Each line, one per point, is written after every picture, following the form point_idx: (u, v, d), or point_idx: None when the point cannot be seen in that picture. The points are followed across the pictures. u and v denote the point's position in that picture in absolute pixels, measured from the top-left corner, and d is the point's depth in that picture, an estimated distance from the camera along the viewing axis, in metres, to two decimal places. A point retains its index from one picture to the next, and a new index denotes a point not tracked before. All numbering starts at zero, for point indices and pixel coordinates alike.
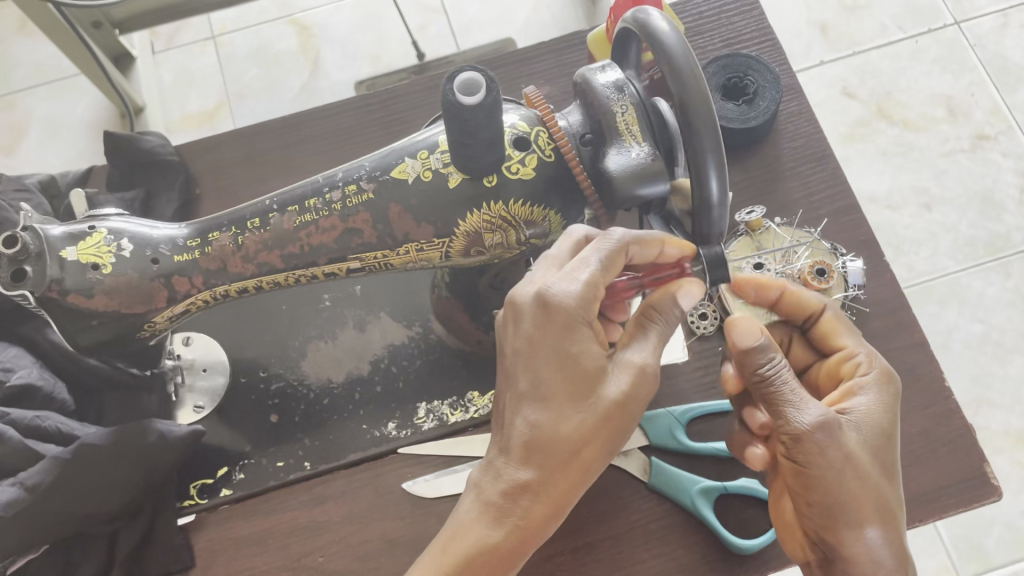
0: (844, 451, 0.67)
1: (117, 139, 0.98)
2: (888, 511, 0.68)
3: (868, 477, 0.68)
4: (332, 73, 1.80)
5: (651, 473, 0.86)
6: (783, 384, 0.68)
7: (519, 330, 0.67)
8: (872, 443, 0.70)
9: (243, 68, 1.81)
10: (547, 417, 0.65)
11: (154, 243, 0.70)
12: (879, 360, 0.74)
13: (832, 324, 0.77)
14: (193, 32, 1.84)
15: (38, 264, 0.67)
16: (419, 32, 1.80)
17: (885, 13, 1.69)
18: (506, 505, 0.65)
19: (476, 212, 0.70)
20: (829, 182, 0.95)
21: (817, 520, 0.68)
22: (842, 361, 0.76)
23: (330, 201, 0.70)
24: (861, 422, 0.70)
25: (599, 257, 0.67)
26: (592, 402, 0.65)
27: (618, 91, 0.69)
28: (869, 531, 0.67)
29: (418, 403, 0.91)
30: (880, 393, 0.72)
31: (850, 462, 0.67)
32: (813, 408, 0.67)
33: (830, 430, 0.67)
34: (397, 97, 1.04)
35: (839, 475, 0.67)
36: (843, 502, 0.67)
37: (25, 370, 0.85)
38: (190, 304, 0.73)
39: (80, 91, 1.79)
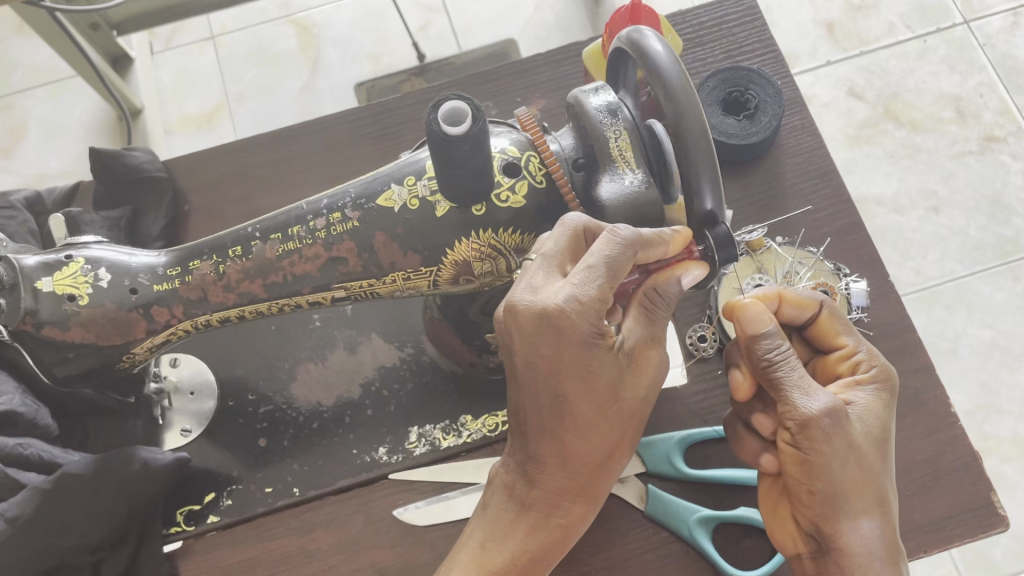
0: (848, 439, 0.66)
1: (102, 155, 0.95)
2: (882, 503, 0.67)
3: (869, 466, 0.67)
4: (331, 73, 1.77)
5: (648, 500, 0.83)
6: (789, 371, 0.68)
7: (529, 343, 0.63)
8: (874, 436, 0.69)
9: (241, 69, 1.79)
10: (574, 427, 0.65)
11: (132, 273, 0.68)
12: (878, 358, 0.73)
13: (831, 317, 0.74)
14: (191, 33, 1.81)
15: (12, 296, 0.66)
16: (420, 31, 1.78)
17: (893, 12, 1.66)
18: (544, 509, 0.67)
19: (465, 241, 0.67)
20: (832, 199, 0.92)
21: (812, 507, 0.67)
22: (842, 359, 0.74)
23: (313, 228, 0.68)
24: (864, 415, 0.70)
25: (608, 263, 0.62)
26: (618, 409, 0.65)
27: (611, 115, 0.66)
28: (863, 522, 0.66)
29: (410, 427, 0.89)
30: (878, 389, 0.71)
31: (853, 451, 0.66)
32: (820, 396, 0.67)
33: (837, 417, 0.66)
34: (389, 110, 1.02)
35: (841, 465, 0.66)
36: (843, 490, 0.66)
37: (7, 396, 0.82)
38: (170, 334, 0.71)
39: (79, 92, 1.77)
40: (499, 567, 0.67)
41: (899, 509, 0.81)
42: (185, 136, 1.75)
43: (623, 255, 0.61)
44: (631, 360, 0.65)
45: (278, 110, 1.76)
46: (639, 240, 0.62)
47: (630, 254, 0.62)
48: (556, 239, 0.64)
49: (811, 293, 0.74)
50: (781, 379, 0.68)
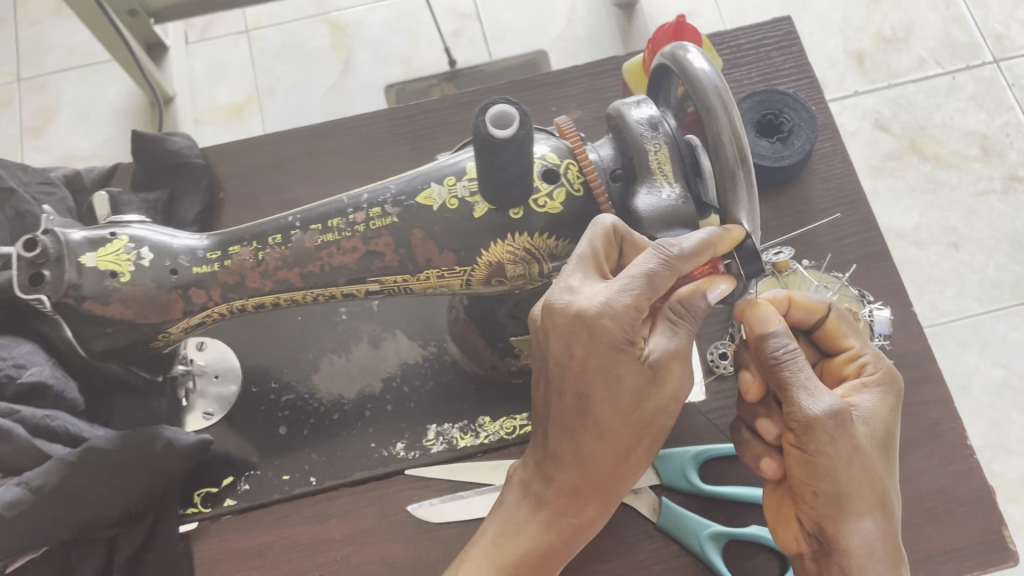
0: (852, 441, 0.67)
1: (145, 138, 0.97)
2: (885, 506, 0.68)
3: (872, 467, 0.67)
4: (363, 73, 1.80)
5: (660, 513, 0.84)
6: (796, 370, 0.69)
7: (563, 344, 0.64)
8: (877, 440, 0.70)
9: (277, 66, 1.81)
10: (593, 428, 0.65)
11: (174, 254, 0.68)
12: (884, 360, 0.74)
13: (839, 319, 0.75)
14: (226, 26, 1.84)
15: (57, 269, 0.65)
16: (453, 38, 1.80)
17: (923, 47, 1.68)
18: (556, 508, 0.68)
19: (500, 243, 0.68)
20: (860, 226, 0.93)
21: (814, 504, 0.68)
22: (848, 361, 0.75)
23: (352, 221, 0.68)
24: (867, 419, 0.70)
25: (650, 274, 0.62)
26: (638, 417, 0.65)
27: (651, 129, 0.67)
28: (867, 523, 0.67)
29: (428, 425, 0.90)
30: (883, 390, 0.72)
31: (857, 452, 0.67)
32: (824, 398, 0.68)
33: (841, 418, 0.66)
34: (426, 112, 1.04)
35: (845, 464, 0.66)
36: (846, 492, 0.66)
37: (37, 367, 0.83)
38: (206, 316, 0.71)
39: (112, 77, 1.80)
40: (508, 562, 0.68)
41: (909, 537, 0.82)
42: (214, 126, 1.77)
43: (666, 272, 0.62)
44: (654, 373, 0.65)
45: (309, 107, 1.78)
46: (684, 257, 0.62)
47: (673, 270, 0.63)
48: (596, 239, 0.65)
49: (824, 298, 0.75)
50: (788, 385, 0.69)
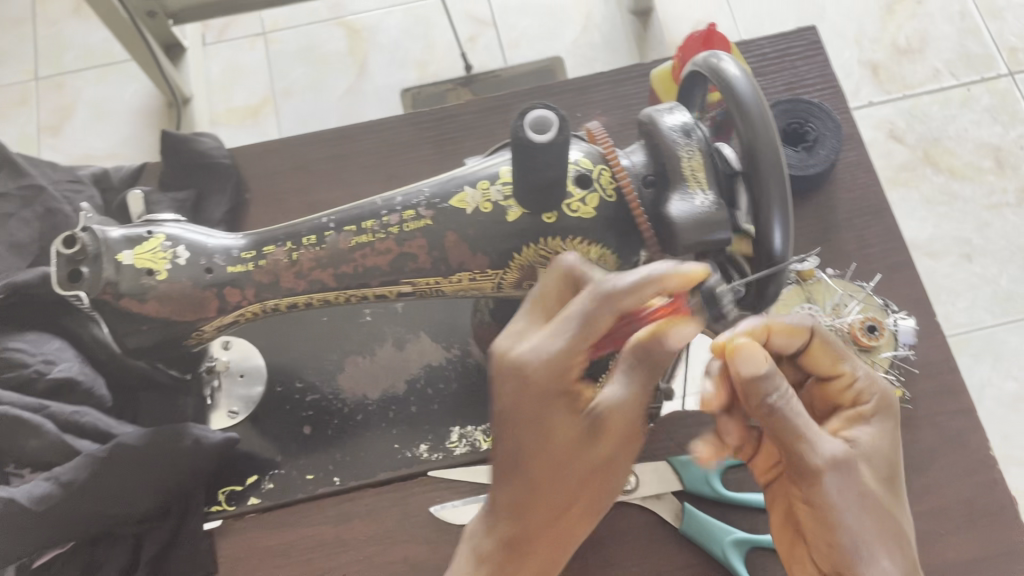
0: (857, 484, 0.66)
1: (173, 139, 0.99)
2: (900, 546, 0.66)
3: (881, 507, 0.67)
4: (378, 77, 1.80)
5: (683, 518, 0.84)
6: (795, 417, 0.65)
7: (501, 392, 0.64)
8: (880, 474, 0.69)
9: (291, 66, 1.83)
10: (531, 477, 0.64)
11: (209, 253, 0.69)
12: (879, 385, 0.72)
13: (823, 344, 0.70)
14: (243, 28, 1.85)
15: (95, 266, 0.66)
16: (469, 43, 1.81)
17: (938, 59, 1.68)
18: (498, 563, 0.64)
19: (532, 246, 0.68)
20: (884, 236, 0.94)
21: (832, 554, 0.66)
22: (841, 387, 0.73)
23: (386, 223, 0.69)
24: (868, 454, 0.69)
25: (586, 316, 0.61)
26: (579, 464, 0.64)
27: (685, 135, 0.67)
28: (886, 564, 0.65)
29: (451, 427, 0.91)
30: (881, 421, 0.71)
31: (863, 494, 0.66)
32: (827, 446, 0.66)
33: (841, 463, 0.66)
34: (451, 117, 1.05)
35: (857, 510, 0.66)
36: (860, 536, 0.65)
37: (67, 364, 0.84)
38: (239, 316, 0.71)
39: (129, 77, 1.82)
40: None
41: (932, 547, 0.82)
42: (230, 127, 1.78)
43: (601, 309, 0.61)
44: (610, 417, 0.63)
45: (325, 109, 1.79)
46: (620, 295, 0.61)
47: (610, 311, 0.61)
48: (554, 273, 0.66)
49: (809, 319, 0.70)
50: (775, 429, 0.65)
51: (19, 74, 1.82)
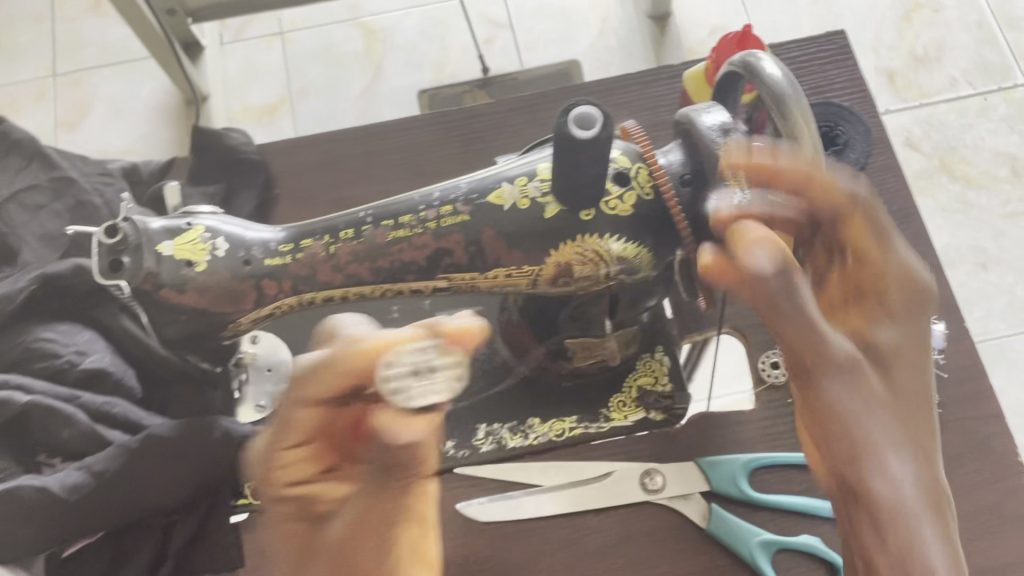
0: (864, 383, 0.59)
1: (205, 137, 1.02)
2: (912, 449, 0.59)
3: (889, 412, 0.59)
4: (394, 78, 1.81)
5: (710, 519, 0.85)
6: (793, 300, 0.58)
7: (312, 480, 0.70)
8: (895, 378, 0.61)
9: (307, 65, 1.84)
10: (310, 558, 0.66)
11: (247, 245, 0.69)
12: (911, 279, 0.65)
13: (857, 214, 0.64)
14: (261, 27, 1.85)
15: (135, 256, 0.66)
16: (485, 45, 1.82)
17: (955, 67, 1.69)
18: None
19: (569, 243, 0.69)
20: (912, 241, 0.94)
21: (843, 452, 0.59)
22: (871, 275, 0.64)
23: (424, 218, 0.69)
24: (889, 353, 0.61)
25: (297, 415, 0.72)
26: (314, 548, 0.67)
27: (725, 136, 0.67)
28: (896, 466, 0.58)
29: (477, 424, 0.89)
30: (908, 315, 0.63)
31: (873, 395, 0.59)
32: (836, 341, 0.60)
33: (848, 361, 0.59)
34: (479, 115, 1.05)
35: (881, 408, 0.59)
36: (861, 443, 0.58)
37: (98, 354, 0.85)
38: (276, 308, 0.72)
39: (146, 74, 1.83)
40: None
41: (961, 552, 0.81)
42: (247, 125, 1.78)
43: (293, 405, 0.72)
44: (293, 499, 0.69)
45: (342, 108, 1.80)
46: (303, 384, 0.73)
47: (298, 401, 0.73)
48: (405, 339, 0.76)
49: (847, 187, 0.64)
50: (354, 523, 0.66)
51: (36, 70, 1.83)
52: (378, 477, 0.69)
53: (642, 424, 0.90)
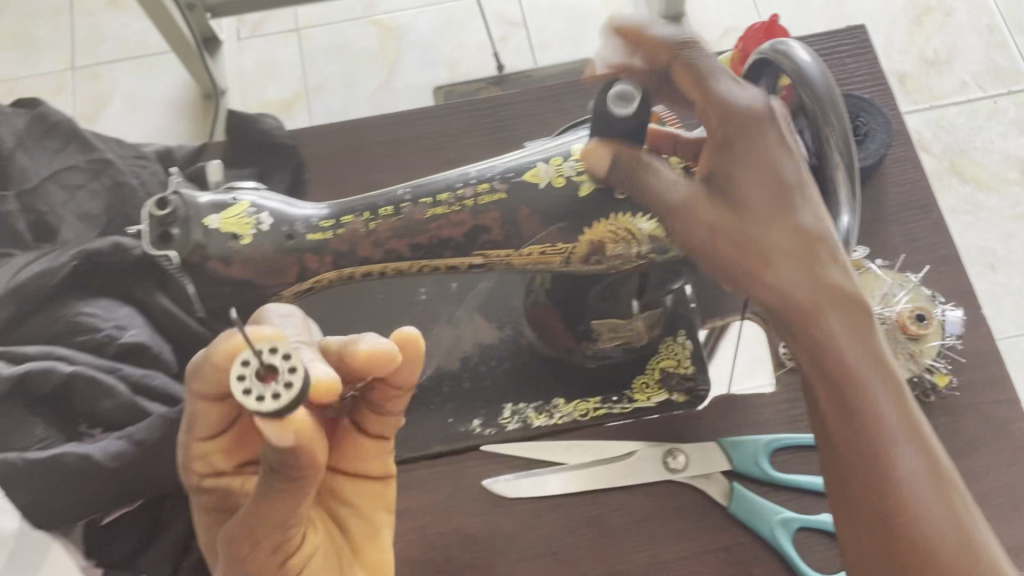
0: (737, 221, 0.58)
1: (241, 122, 1.05)
2: (821, 277, 0.57)
3: (774, 237, 0.57)
4: (409, 75, 1.84)
5: (731, 498, 0.87)
6: (641, 179, 0.63)
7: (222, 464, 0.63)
8: (761, 206, 0.58)
9: (323, 60, 1.87)
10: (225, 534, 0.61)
11: (290, 221, 0.71)
12: (722, 112, 0.62)
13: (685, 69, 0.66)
14: (279, 22, 1.89)
15: (185, 228, 0.68)
16: (500, 43, 1.86)
17: (965, 71, 1.72)
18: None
19: (603, 222, 0.70)
20: (931, 230, 0.96)
21: (733, 266, 0.58)
22: (716, 114, 0.63)
23: (461, 196, 0.71)
24: (744, 180, 0.59)
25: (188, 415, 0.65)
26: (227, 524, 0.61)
27: None
28: (792, 276, 0.57)
29: (504, 403, 0.93)
30: (726, 141, 0.61)
31: (742, 236, 0.58)
32: (670, 187, 0.61)
33: (688, 205, 0.60)
34: (507, 104, 1.07)
35: (729, 218, 0.58)
36: (782, 296, 0.57)
37: (137, 329, 0.86)
38: (316, 281, 0.74)
39: (165, 69, 1.85)
40: None
41: None
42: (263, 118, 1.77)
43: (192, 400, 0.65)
44: (204, 487, 0.64)
45: (358, 103, 1.82)
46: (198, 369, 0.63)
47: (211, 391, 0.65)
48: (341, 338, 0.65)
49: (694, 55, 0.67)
50: (246, 539, 0.57)
51: (56, 64, 1.86)
52: (273, 486, 0.55)
53: (666, 404, 0.92)
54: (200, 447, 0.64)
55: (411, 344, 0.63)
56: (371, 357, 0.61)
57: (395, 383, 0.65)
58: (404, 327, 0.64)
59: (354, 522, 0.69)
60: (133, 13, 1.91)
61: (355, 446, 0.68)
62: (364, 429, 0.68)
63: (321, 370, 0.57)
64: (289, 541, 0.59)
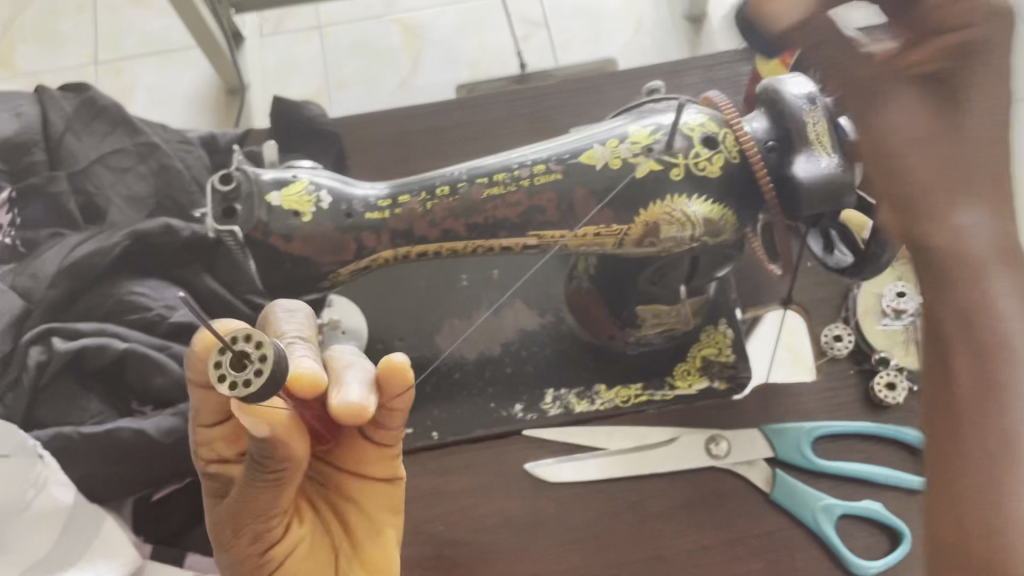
0: (952, 135, 0.48)
1: (287, 107, 1.03)
2: (1006, 247, 0.49)
3: (976, 180, 0.49)
4: (431, 74, 1.83)
5: (774, 484, 0.87)
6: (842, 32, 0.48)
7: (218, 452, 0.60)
8: (981, 131, 0.48)
9: (345, 58, 1.84)
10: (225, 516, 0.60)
11: (349, 199, 0.72)
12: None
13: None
14: (298, 21, 1.88)
15: (247, 204, 0.69)
16: None
17: None
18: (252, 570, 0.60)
19: (659, 203, 0.71)
20: None
21: (917, 195, 0.49)
22: None
23: (518, 176, 0.72)
24: (979, 92, 0.48)
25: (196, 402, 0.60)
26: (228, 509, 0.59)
27: (812, 102, 0.67)
28: (978, 223, 0.49)
29: (545, 389, 0.93)
30: None
31: (951, 156, 0.48)
32: (884, 46, 0.49)
33: (895, 78, 0.48)
34: (546, 95, 1.09)
35: (943, 130, 0.48)
36: (939, 249, 0.49)
37: (186, 309, 0.88)
38: (373, 261, 0.75)
39: (184, 65, 1.81)
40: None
41: None
42: None
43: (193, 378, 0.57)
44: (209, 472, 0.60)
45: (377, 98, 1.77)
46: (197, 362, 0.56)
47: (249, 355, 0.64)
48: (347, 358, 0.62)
49: None
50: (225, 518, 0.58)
51: None
52: (253, 471, 0.54)
53: (708, 392, 0.92)
54: (201, 433, 0.59)
55: (398, 377, 0.57)
56: (347, 410, 0.55)
57: (389, 403, 0.59)
58: (391, 354, 0.58)
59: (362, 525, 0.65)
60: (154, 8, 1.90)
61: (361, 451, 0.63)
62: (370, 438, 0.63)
63: (304, 365, 0.56)
64: (268, 527, 0.58)
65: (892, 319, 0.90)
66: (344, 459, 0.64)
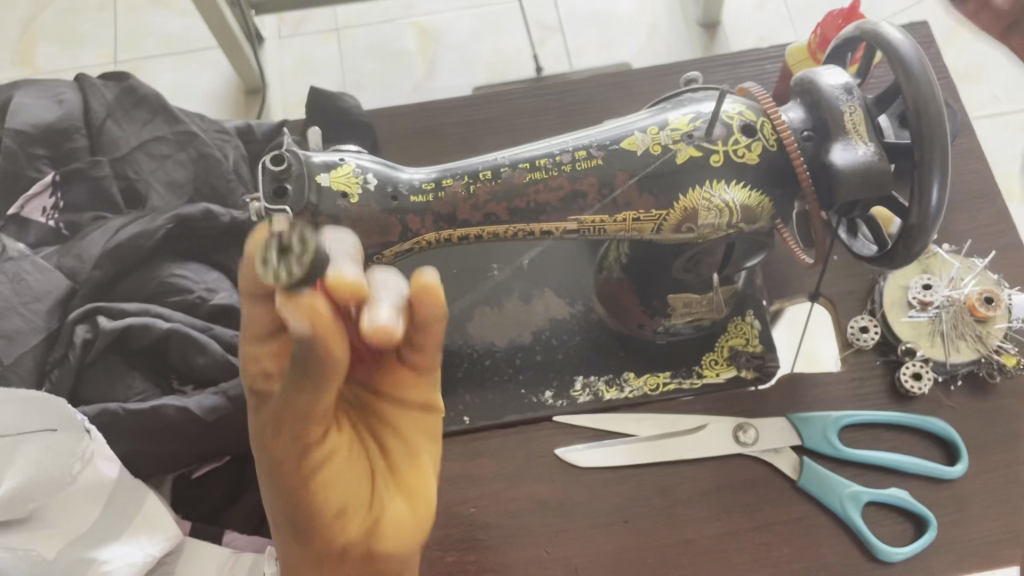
0: None
1: (321, 95, 1.05)
2: None
3: None
4: (448, 77, 1.82)
5: (801, 472, 0.89)
6: None
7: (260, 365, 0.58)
8: None
9: (362, 62, 1.84)
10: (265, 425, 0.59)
11: (395, 182, 0.74)
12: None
13: None
14: (318, 23, 1.87)
15: (297, 185, 0.70)
16: (538, 46, 1.84)
17: (998, 84, 1.74)
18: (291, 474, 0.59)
19: (698, 188, 0.73)
20: (994, 219, 0.99)
21: None
22: None
23: (559, 162, 0.74)
24: None
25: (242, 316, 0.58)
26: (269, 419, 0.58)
27: (847, 94, 0.71)
28: None
29: (576, 375, 0.95)
30: None
31: None
32: None
33: None
34: (576, 90, 1.10)
35: None
36: None
37: (227, 292, 0.90)
38: (415, 243, 0.77)
39: (204, 65, 1.83)
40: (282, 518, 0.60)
41: None
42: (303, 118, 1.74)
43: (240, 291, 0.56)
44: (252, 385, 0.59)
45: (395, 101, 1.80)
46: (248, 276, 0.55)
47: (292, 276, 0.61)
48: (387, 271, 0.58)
49: None
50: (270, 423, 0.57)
51: (98, 57, 1.85)
52: (299, 374, 0.54)
53: (735, 381, 0.94)
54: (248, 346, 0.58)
55: (429, 296, 0.57)
56: (374, 328, 0.51)
57: (426, 326, 0.59)
58: (423, 272, 0.57)
59: (396, 447, 0.65)
60: (173, 8, 1.89)
61: (397, 377, 0.64)
62: (406, 363, 0.63)
63: (346, 269, 0.53)
64: (309, 430, 0.57)
65: (919, 310, 0.92)
66: (379, 384, 0.65)
